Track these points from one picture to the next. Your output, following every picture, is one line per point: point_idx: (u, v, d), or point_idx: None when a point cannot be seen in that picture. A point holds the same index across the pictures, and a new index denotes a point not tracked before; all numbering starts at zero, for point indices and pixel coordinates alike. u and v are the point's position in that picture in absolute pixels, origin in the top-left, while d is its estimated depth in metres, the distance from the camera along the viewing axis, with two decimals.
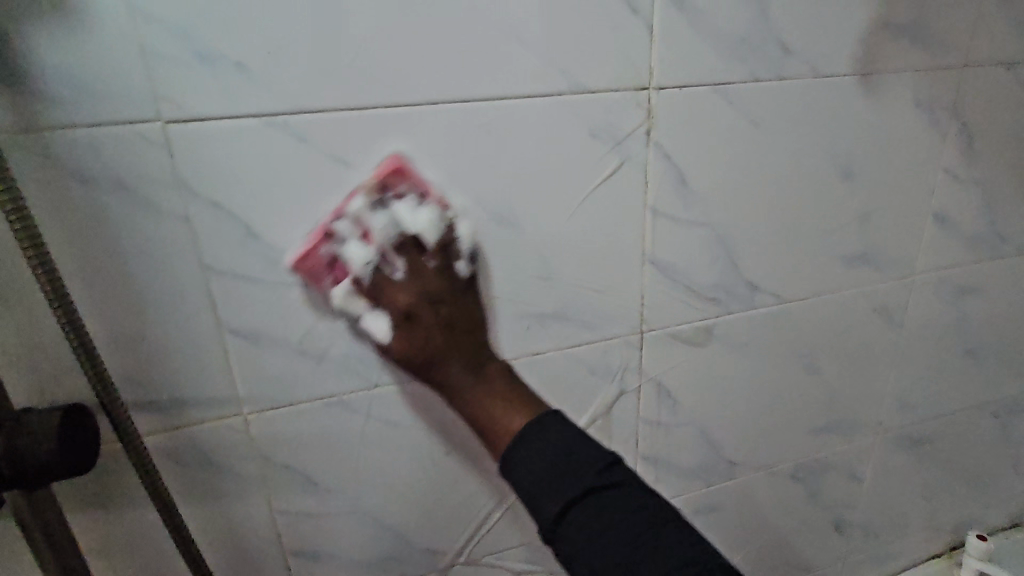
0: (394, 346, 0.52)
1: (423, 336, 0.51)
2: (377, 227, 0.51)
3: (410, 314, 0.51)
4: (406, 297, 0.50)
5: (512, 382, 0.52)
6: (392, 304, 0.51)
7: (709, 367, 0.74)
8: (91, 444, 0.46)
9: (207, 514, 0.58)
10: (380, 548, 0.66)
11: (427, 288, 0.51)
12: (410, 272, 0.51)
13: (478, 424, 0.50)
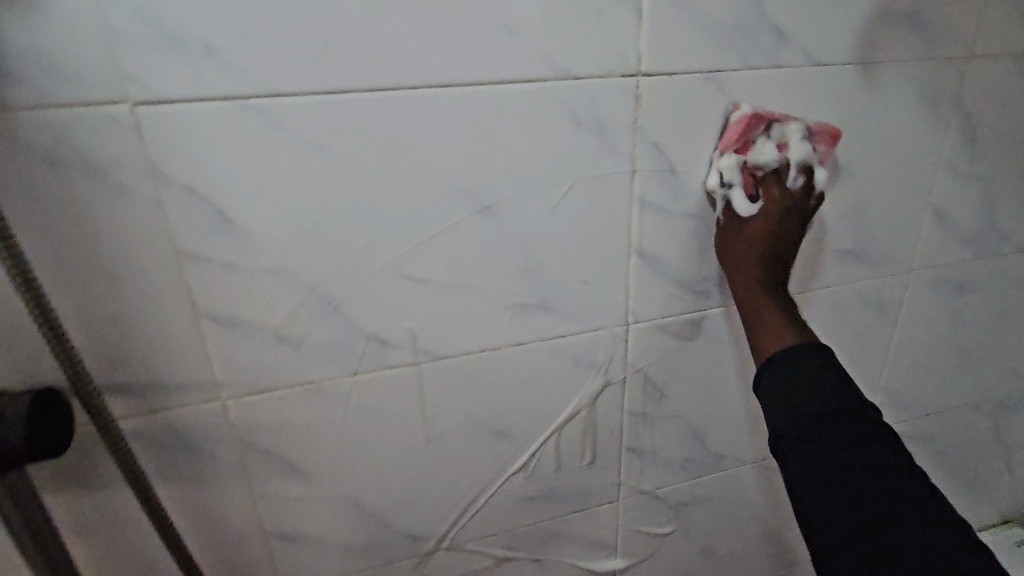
0: (752, 227, 0.62)
1: (773, 237, 0.62)
2: (793, 132, 0.61)
3: (771, 220, 0.61)
4: (769, 205, 0.62)
5: (776, 304, 0.61)
6: (771, 205, 0.62)
7: (697, 360, 0.73)
8: (64, 428, 0.46)
9: (188, 497, 0.59)
10: (362, 533, 0.67)
11: (783, 202, 0.62)
12: (798, 191, 0.63)
13: (755, 314, 0.61)
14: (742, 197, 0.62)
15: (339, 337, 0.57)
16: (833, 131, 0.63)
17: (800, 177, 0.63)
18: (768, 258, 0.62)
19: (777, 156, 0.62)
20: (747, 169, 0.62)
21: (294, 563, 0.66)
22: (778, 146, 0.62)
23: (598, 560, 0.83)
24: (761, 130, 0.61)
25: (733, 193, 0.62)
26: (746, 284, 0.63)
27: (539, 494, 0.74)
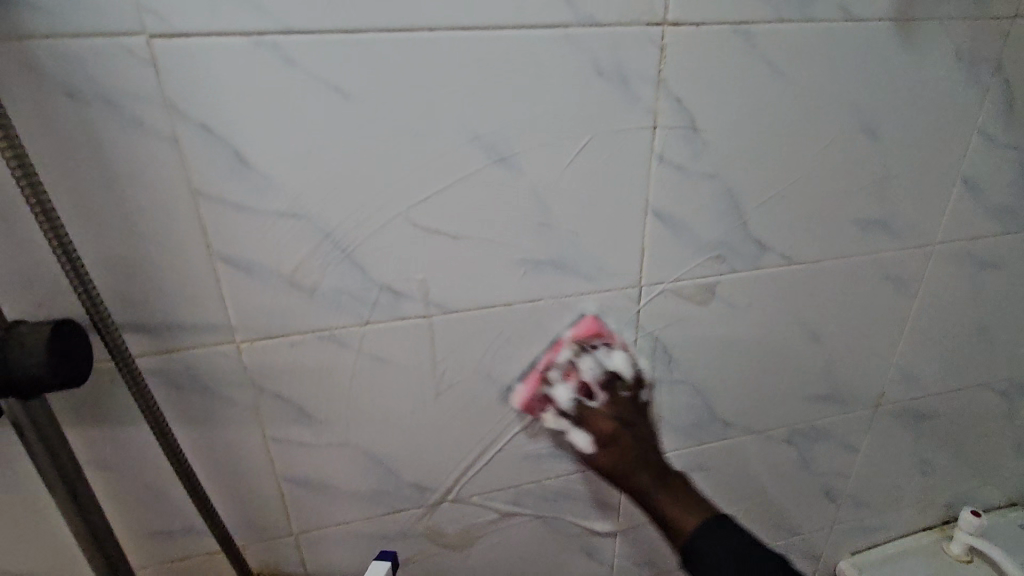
0: (592, 432, 0.63)
1: (628, 443, 0.60)
2: (585, 368, 0.65)
3: (613, 437, 0.61)
4: (605, 420, 0.62)
5: (667, 492, 0.57)
6: (599, 427, 0.62)
7: (708, 327, 0.72)
8: (85, 365, 0.47)
9: (202, 437, 0.60)
10: (370, 481, 0.68)
11: (611, 412, 0.63)
12: (609, 400, 0.64)
13: (659, 511, 0.56)
14: (580, 438, 0.64)
15: (351, 285, 0.57)
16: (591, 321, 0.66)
17: (627, 386, 0.65)
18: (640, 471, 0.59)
19: (575, 391, 0.65)
20: (583, 407, 0.64)
21: (304, 507, 0.67)
22: (568, 376, 0.66)
23: (601, 520, 0.84)
24: (549, 375, 0.66)
25: (574, 434, 0.64)
26: (614, 467, 0.60)
27: (545, 452, 0.74)
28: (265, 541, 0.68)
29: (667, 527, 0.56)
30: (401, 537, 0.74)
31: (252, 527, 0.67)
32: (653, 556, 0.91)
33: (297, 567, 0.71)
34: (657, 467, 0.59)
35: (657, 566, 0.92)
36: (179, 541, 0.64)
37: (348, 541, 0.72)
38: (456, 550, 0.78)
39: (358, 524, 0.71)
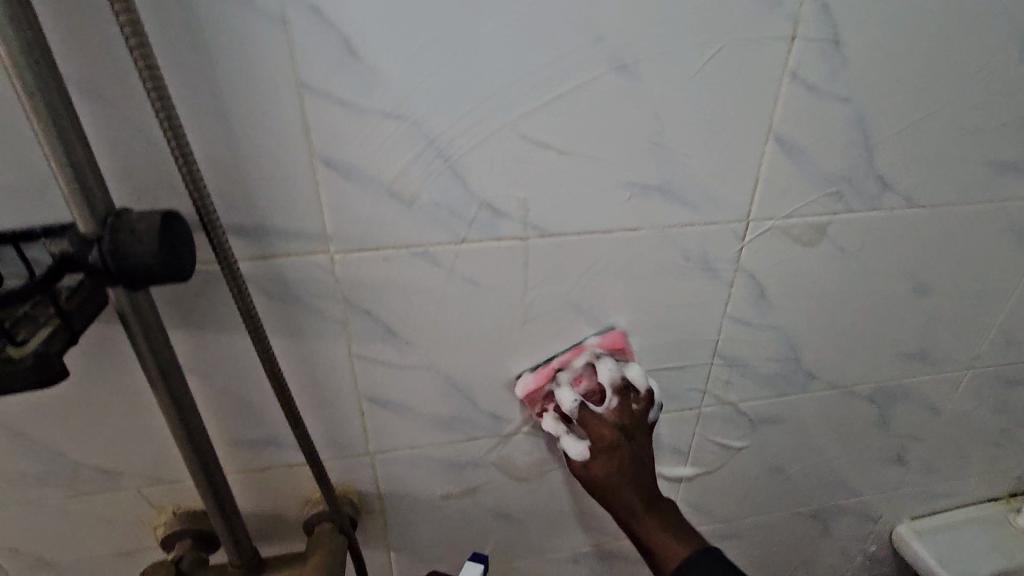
0: (596, 461, 0.65)
1: (620, 467, 0.64)
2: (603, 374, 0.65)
3: (615, 447, 0.65)
4: (610, 427, 0.65)
5: (667, 527, 0.63)
6: (601, 436, 0.65)
7: (811, 270, 0.68)
8: (187, 250, 0.45)
9: (290, 349, 0.59)
10: (449, 407, 0.67)
11: (622, 421, 0.66)
12: (616, 411, 0.66)
13: (654, 542, 0.62)
14: (573, 441, 0.67)
15: (451, 200, 0.54)
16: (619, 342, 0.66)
17: (616, 398, 0.65)
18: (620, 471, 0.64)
19: (579, 388, 0.66)
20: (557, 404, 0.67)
21: (383, 428, 0.67)
22: (575, 378, 0.66)
23: (670, 465, 0.82)
24: (571, 367, 0.66)
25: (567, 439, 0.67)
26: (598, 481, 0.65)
27: None
28: (342, 458, 0.68)
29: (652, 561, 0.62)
30: (473, 465, 0.74)
31: (331, 443, 0.67)
32: (715, 504, 0.89)
33: (371, 486, 0.72)
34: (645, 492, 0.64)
35: (718, 515, 0.91)
36: (262, 450, 0.65)
37: (422, 465, 0.72)
38: (525, 482, 0.78)
39: (432, 450, 0.71)
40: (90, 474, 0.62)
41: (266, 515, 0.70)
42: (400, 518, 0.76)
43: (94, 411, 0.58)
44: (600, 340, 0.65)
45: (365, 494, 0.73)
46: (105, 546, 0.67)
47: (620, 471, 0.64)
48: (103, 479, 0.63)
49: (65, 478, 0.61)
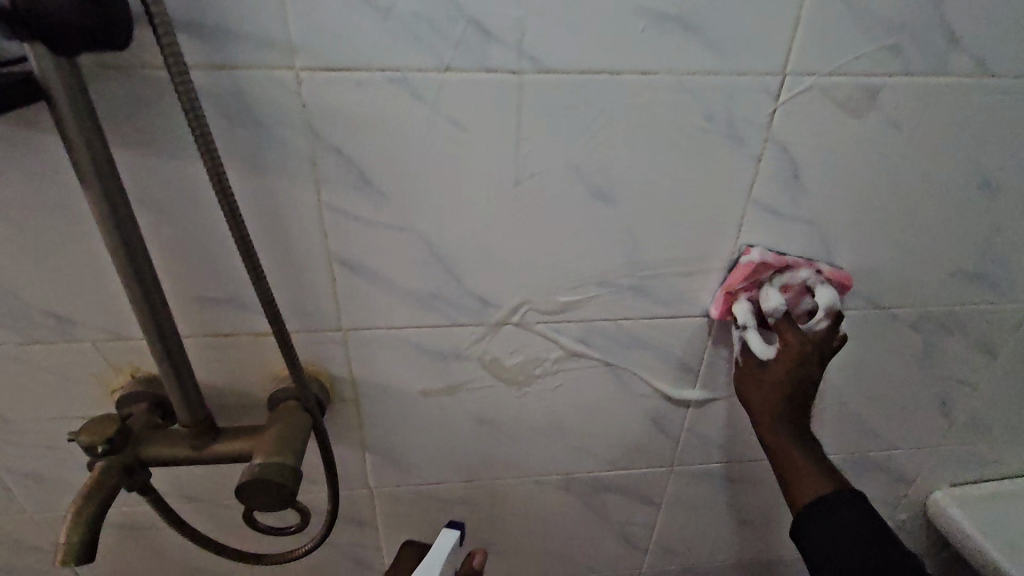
0: (773, 369, 0.64)
1: (811, 387, 0.63)
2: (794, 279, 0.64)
3: (796, 363, 0.62)
4: (812, 346, 0.62)
5: (809, 454, 0.64)
6: (788, 347, 0.62)
7: (854, 150, 0.58)
8: (120, 22, 0.39)
9: (252, 189, 0.53)
10: (429, 282, 0.61)
11: (802, 346, 0.62)
12: (828, 330, 0.63)
13: (794, 471, 0.64)
14: (756, 338, 0.64)
15: (435, 11, 0.47)
16: (844, 280, 0.65)
17: (827, 321, 0.63)
18: (792, 398, 0.63)
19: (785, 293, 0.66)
20: (786, 320, 0.63)
21: (356, 301, 0.61)
22: (790, 285, 0.65)
23: (677, 385, 0.75)
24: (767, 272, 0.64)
25: (749, 333, 0.64)
26: (772, 428, 0.64)
27: (628, 286, 0.64)
28: (313, 332, 0.63)
29: (785, 486, 0.65)
30: (457, 358, 0.68)
31: (300, 313, 0.61)
32: (725, 436, 0.81)
33: (345, 371, 0.66)
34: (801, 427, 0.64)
35: (728, 450, 0.83)
36: (226, 312, 0.60)
37: (402, 351, 0.66)
38: (513, 385, 0.71)
39: (413, 333, 0.65)
40: (44, 322, 0.58)
41: (233, 391, 0.66)
42: (378, 410, 0.71)
43: (42, 245, 0.54)
44: (829, 271, 0.65)
45: (338, 380, 0.67)
46: (64, 405, 0.64)
47: (795, 383, 0.62)
48: (54, 328, 0.59)
49: (16, 322, 0.58)
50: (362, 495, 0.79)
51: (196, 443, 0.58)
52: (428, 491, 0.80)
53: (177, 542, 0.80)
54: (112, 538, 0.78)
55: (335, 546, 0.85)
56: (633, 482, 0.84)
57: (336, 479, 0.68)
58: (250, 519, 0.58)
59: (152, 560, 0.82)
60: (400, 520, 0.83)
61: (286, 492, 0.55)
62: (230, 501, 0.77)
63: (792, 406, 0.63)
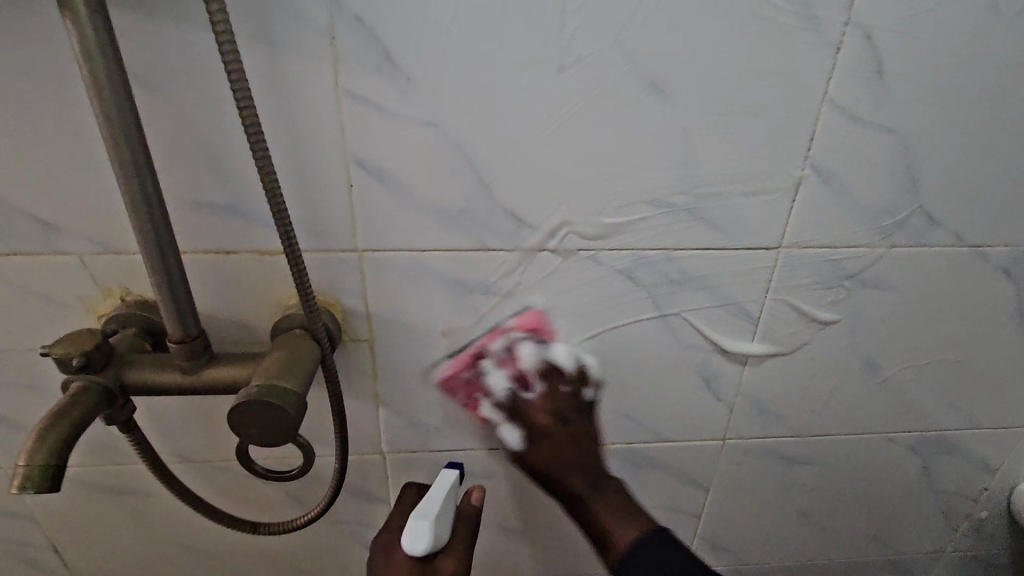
0: (534, 457, 0.60)
1: (552, 446, 0.59)
2: (524, 359, 0.61)
3: (558, 420, 0.59)
4: (548, 416, 0.60)
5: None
6: (535, 426, 0.60)
7: (947, 39, 0.51)
8: None
9: (263, 67, 0.47)
10: (456, 193, 0.54)
11: (583, 414, 0.60)
12: (547, 394, 0.61)
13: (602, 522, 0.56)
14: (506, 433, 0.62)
15: None
16: (535, 321, 0.61)
17: (543, 385, 0.61)
18: (577, 445, 0.58)
19: (512, 382, 0.61)
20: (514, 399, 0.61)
21: (374, 213, 0.54)
22: (502, 360, 0.61)
23: (734, 336, 0.65)
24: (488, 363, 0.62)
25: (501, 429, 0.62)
26: (568, 477, 0.57)
27: (682, 206, 0.56)
28: (325, 253, 0.56)
29: (598, 543, 0.56)
30: (484, 292, 0.60)
31: (311, 227, 0.54)
32: (785, 403, 0.72)
33: (359, 302, 0.59)
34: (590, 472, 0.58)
35: (788, 422, 0.73)
36: (229, 223, 0.53)
37: (422, 281, 0.58)
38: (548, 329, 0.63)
39: (435, 261, 0.57)
40: (30, 229, 0.52)
41: (236, 322, 0.58)
42: (394, 356, 0.63)
43: (28, 131, 0.48)
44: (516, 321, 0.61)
45: (351, 314, 0.59)
46: (48, 332, 0.57)
47: (559, 446, 0.58)
48: (39, 235, 0.52)
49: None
50: (373, 462, 0.70)
51: (187, 370, 0.51)
52: (446, 460, 0.71)
53: (169, 509, 0.72)
54: (96, 505, 0.70)
55: (343, 522, 0.76)
56: (679, 458, 0.74)
57: (345, 431, 0.59)
58: (244, 457, 0.49)
59: (140, 533, 0.73)
60: None
61: (286, 420, 0.47)
62: (228, 462, 0.69)
63: (581, 452, 0.58)
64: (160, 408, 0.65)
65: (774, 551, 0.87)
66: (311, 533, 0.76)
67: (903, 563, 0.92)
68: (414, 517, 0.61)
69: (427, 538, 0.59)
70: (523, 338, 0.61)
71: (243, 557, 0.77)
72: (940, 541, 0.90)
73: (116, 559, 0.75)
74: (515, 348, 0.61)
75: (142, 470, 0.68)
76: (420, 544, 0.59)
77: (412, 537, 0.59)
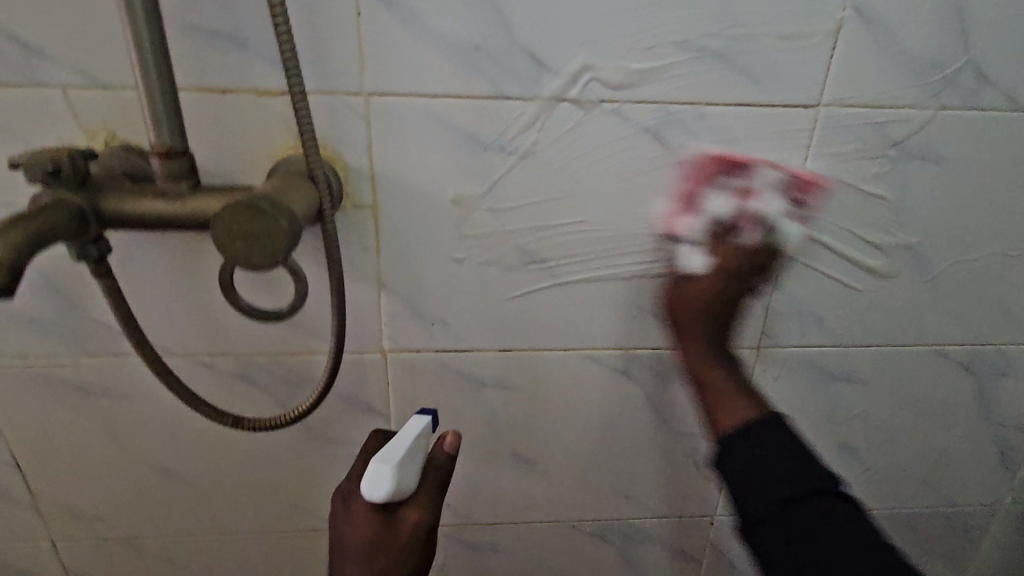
0: (698, 286, 0.59)
1: (712, 304, 0.58)
2: (756, 203, 0.58)
3: (721, 280, 0.57)
4: (710, 284, 0.57)
5: (727, 375, 0.59)
6: (716, 264, 0.58)
7: None
8: None
9: None
10: (472, 27, 0.50)
11: (731, 260, 0.58)
12: (752, 245, 0.58)
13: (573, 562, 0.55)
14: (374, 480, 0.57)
15: None
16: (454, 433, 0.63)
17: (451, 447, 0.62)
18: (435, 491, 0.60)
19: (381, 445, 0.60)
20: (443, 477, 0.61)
21: (383, 48, 0.50)
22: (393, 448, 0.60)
23: (772, 215, 0.60)
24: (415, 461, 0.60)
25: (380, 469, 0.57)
26: (699, 352, 0.60)
27: (715, 51, 0.52)
28: (329, 95, 0.51)
29: None
30: (500, 151, 0.55)
31: (316, 63, 0.50)
32: (825, 304, 0.65)
33: (363, 159, 0.54)
34: (726, 335, 0.60)
35: (829, 329, 0.67)
36: (225, 54, 0.49)
37: (432, 136, 0.54)
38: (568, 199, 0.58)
39: (446, 110, 0.53)
40: (9, 54, 0.48)
41: (229, 176, 0.53)
42: (400, 229, 0.58)
43: None
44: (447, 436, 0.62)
45: (356, 173, 0.55)
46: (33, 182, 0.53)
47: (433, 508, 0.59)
48: (25, 62, 0.48)
49: None
50: (373, 363, 0.65)
51: (168, 198, 0.46)
52: (454, 361, 0.65)
53: (150, 413, 0.66)
54: (71, 407, 0.65)
55: (338, 440, 0.69)
56: (706, 369, 0.68)
57: (342, 302, 0.54)
58: (227, 287, 0.44)
59: (119, 444, 0.68)
60: (419, 405, 0.67)
61: (275, 230, 0.42)
62: (216, 360, 0.63)
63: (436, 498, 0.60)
64: (145, 289, 0.59)
65: (810, 495, 0.79)
66: (304, 450, 0.70)
67: (952, 515, 0.83)
68: (375, 463, 0.56)
69: (387, 486, 0.55)
70: (795, 185, 0.58)
71: (229, 479, 0.71)
72: (993, 490, 0.82)
73: (91, 474, 0.69)
74: (783, 184, 0.58)
75: (133, 361, 0.63)
76: (380, 492, 0.55)
77: (372, 483, 0.55)
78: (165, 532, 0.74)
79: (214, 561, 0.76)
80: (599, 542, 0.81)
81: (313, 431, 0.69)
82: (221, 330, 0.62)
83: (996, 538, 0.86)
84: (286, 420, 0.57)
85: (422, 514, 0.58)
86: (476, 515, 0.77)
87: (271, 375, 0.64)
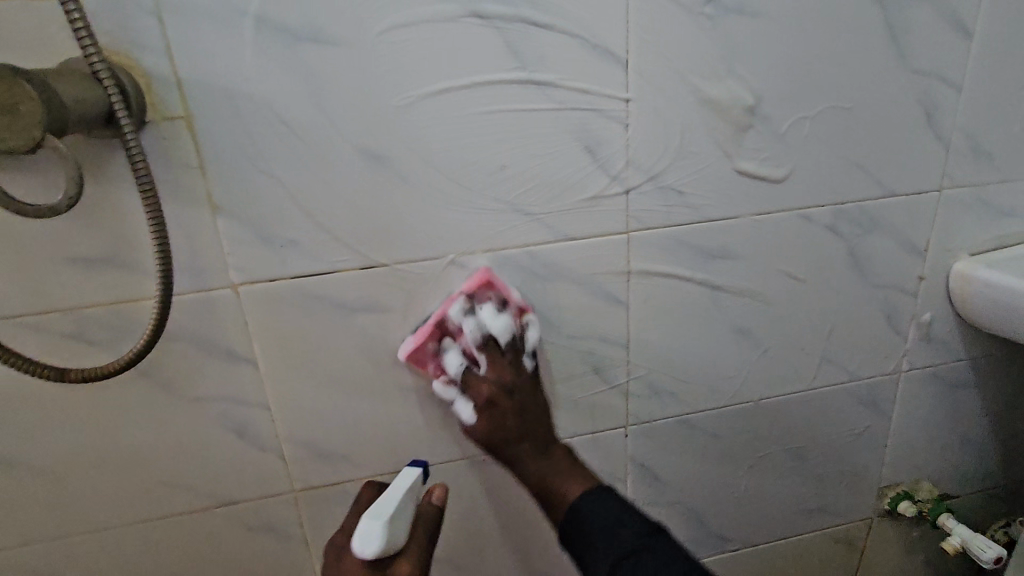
0: (476, 433, 0.64)
1: (508, 419, 0.62)
2: (472, 330, 0.63)
3: (491, 417, 0.62)
4: (490, 389, 0.62)
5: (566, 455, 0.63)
6: (479, 396, 0.63)
7: None
8: None
9: None
10: None
11: (509, 380, 0.63)
12: (494, 368, 0.63)
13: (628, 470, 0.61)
14: (369, 536, 0.52)
15: None
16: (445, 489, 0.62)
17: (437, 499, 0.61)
18: (425, 553, 0.57)
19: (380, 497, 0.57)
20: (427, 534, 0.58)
21: None
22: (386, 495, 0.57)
23: (607, 84, 0.60)
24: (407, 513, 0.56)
25: (373, 524, 0.53)
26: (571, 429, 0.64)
27: None
28: None
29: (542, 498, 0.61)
30: (313, 44, 0.53)
31: None
32: (686, 178, 0.65)
33: (166, 64, 0.51)
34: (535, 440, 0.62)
35: (693, 205, 0.67)
36: None
37: (235, 32, 0.51)
38: (399, 88, 0.56)
39: (242, 1, 0.51)
40: None
41: None
42: (222, 141, 0.54)
43: None
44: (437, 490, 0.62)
45: (161, 82, 0.52)
46: None
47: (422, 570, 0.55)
48: None
49: None
50: (225, 300, 0.60)
51: None
52: (316, 289, 0.61)
53: None
54: None
55: (204, 397, 0.64)
56: (584, 263, 0.67)
57: (160, 217, 0.49)
58: None
59: None
60: (290, 344, 0.63)
61: (19, 96, 0.38)
62: (43, 319, 0.56)
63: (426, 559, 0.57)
64: None
65: (720, 389, 0.78)
66: (167, 416, 0.64)
67: (861, 392, 0.84)
68: (368, 516, 0.53)
69: (381, 541, 0.52)
70: (475, 294, 0.63)
71: (86, 465, 0.64)
72: (893, 359, 0.83)
73: None
74: (505, 309, 0.64)
75: None
76: (372, 549, 0.52)
77: (364, 539, 0.52)
78: (25, 536, 0.66)
79: (90, 562, 0.69)
80: (517, 479, 0.76)
81: (173, 390, 0.63)
82: (42, 281, 0.55)
83: (905, 408, 0.87)
84: (116, 369, 0.52)
85: (414, 567, 0.55)
86: (378, 467, 0.71)
87: (110, 330, 0.58)
